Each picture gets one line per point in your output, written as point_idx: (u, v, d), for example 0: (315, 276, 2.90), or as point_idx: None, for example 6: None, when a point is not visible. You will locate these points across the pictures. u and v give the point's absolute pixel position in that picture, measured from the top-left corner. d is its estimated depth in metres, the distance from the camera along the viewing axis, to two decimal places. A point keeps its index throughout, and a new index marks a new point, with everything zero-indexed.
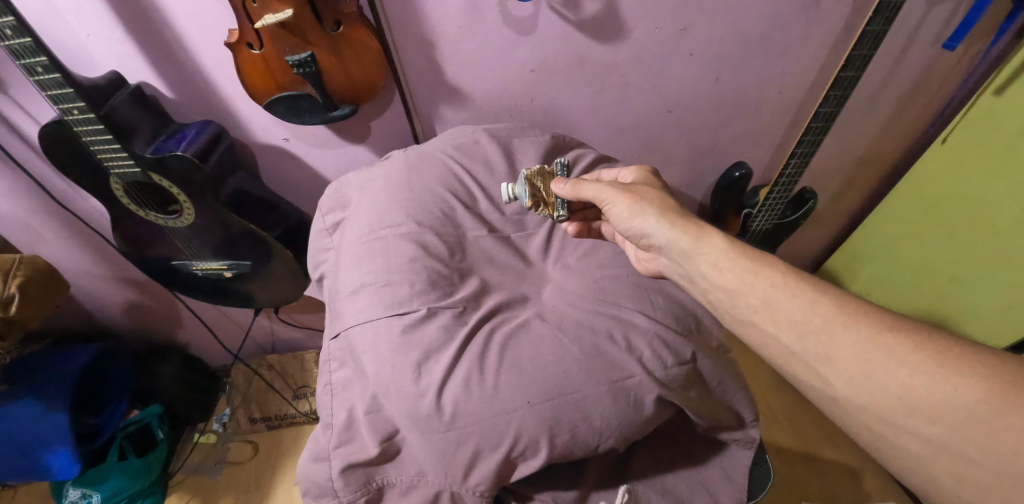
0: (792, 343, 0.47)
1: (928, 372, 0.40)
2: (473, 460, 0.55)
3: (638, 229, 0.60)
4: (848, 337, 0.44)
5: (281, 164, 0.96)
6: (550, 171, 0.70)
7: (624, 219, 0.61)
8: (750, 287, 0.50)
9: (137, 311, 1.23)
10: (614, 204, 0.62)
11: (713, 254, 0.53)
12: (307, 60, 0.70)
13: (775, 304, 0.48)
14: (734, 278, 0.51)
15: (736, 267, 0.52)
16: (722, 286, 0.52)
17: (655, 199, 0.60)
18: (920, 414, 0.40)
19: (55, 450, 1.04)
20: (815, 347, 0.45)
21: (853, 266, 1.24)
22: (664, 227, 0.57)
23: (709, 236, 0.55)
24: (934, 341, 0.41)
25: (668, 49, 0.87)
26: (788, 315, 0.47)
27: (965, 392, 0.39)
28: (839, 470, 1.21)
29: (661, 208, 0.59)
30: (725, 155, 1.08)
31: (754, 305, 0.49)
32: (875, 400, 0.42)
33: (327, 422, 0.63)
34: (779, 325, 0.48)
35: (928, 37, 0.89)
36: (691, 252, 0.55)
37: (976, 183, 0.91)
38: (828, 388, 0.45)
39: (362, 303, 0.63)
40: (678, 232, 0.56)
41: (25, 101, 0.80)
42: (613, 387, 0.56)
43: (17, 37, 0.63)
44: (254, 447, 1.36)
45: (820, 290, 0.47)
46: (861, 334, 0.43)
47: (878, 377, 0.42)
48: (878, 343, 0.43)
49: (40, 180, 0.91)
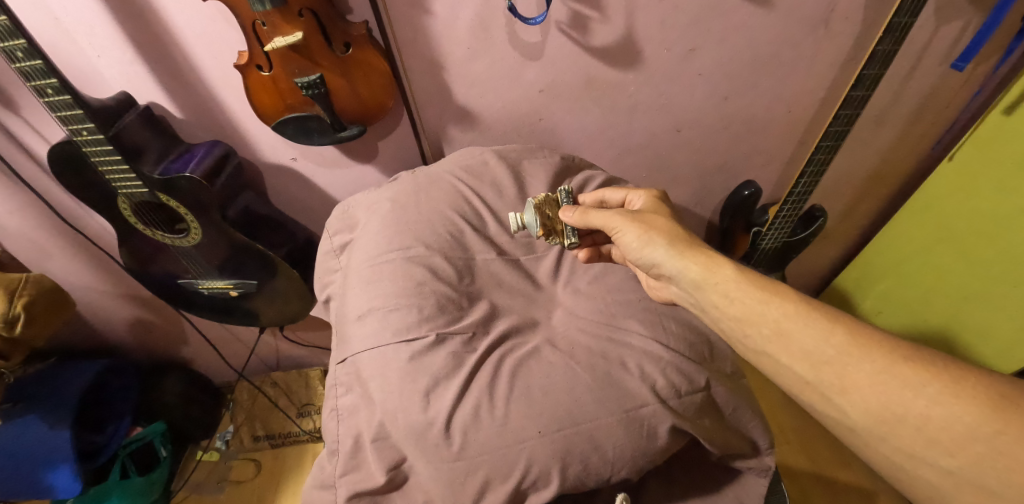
0: (806, 372, 0.46)
1: (945, 402, 0.39)
2: (482, 490, 0.54)
3: (647, 259, 0.59)
4: (862, 366, 0.43)
5: (288, 184, 0.96)
6: (552, 199, 0.68)
7: (634, 249, 0.60)
8: (762, 316, 0.49)
9: (143, 327, 1.22)
10: (623, 232, 0.61)
11: (723, 284, 0.52)
12: (316, 82, 0.69)
13: (787, 334, 0.47)
14: (744, 311, 0.50)
15: (746, 296, 0.50)
16: (732, 315, 0.51)
17: (665, 227, 0.59)
18: (939, 445, 0.39)
19: (57, 469, 1.02)
20: (828, 378, 0.44)
21: (863, 284, 1.22)
22: (673, 257, 0.56)
23: (719, 265, 0.54)
24: (951, 372, 0.40)
25: (676, 69, 0.87)
26: (802, 346, 0.46)
27: (983, 423, 0.38)
28: (853, 493, 1.18)
29: (670, 237, 0.58)
30: (732, 173, 1.08)
31: (766, 334, 0.48)
32: (891, 430, 0.41)
33: (333, 448, 0.62)
34: (792, 356, 0.47)
35: (938, 55, 0.89)
36: (702, 282, 0.54)
37: (989, 199, 0.91)
38: (844, 418, 0.44)
39: (372, 328, 0.62)
40: (688, 262, 0.55)
41: (35, 121, 0.80)
42: (626, 417, 0.55)
43: (28, 59, 0.63)
44: (257, 466, 1.34)
45: (835, 318, 0.46)
46: (876, 365, 0.42)
47: (894, 407, 0.41)
48: (894, 374, 0.41)
49: (48, 198, 0.91)
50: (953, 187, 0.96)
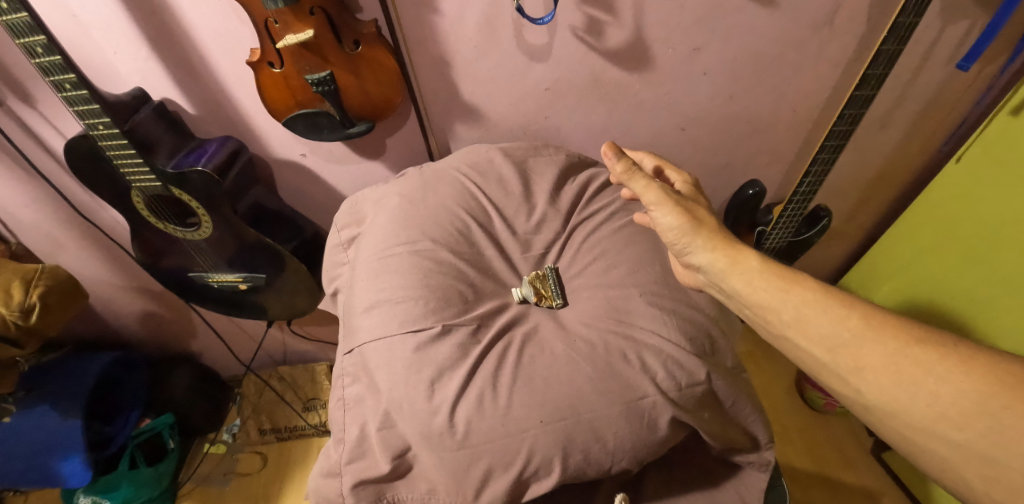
0: (822, 355, 0.47)
1: (954, 380, 0.41)
2: (485, 479, 0.55)
3: (677, 246, 0.59)
4: (876, 349, 0.45)
5: (298, 179, 0.97)
6: (542, 274, 0.69)
7: (666, 232, 0.60)
8: (782, 303, 0.50)
9: (153, 320, 1.25)
10: (660, 213, 0.59)
11: (749, 276, 0.53)
12: (326, 79, 0.72)
13: (806, 319, 0.49)
14: (766, 300, 0.51)
15: (770, 286, 0.51)
16: (755, 303, 0.52)
17: (704, 219, 0.58)
18: (949, 419, 0.40)
19: (68, 457, 1.05)
20: (844, 360, 0.46)
21: (869, 284, 1.23)
22: (703, 249, 0.56)
23: (746, 258, 0.54)
24: (961, 352, 0.42)
25: (681, 68, 0.88)
26: (820, 330, 0.48)
27: (990, 398, 0.39)
28: (855, 494, 1.20)
29: (706, 229, 0.57)
30: (736, 171, 1.08)
31: (786, 321, 0.50)
32: (904, 408, 0.42)
33: (339, 437, 0.64)
34: (811, 340, 0.48)
35: (944, 56, 0.89)
36: (727, 274, 0.55)
37: (990, 193, 0.92)
38: (860, 398, 0.45)
39: (377, 319, 0.64)
40: (716, 255, 0.55)
41: (53, 116, 0.82)
42: (627, 408, 0.56)
43: (47, 54, 0.65)
44: (263, 459, 1.36)
45: (851, 304, 0.48)
46: (889, 347, 0.44)
47: (905, 385, 0.42)
48: (906, 355, 0.43)
49: (64, 191, 0.93)
50: (956, 184, 0.98)
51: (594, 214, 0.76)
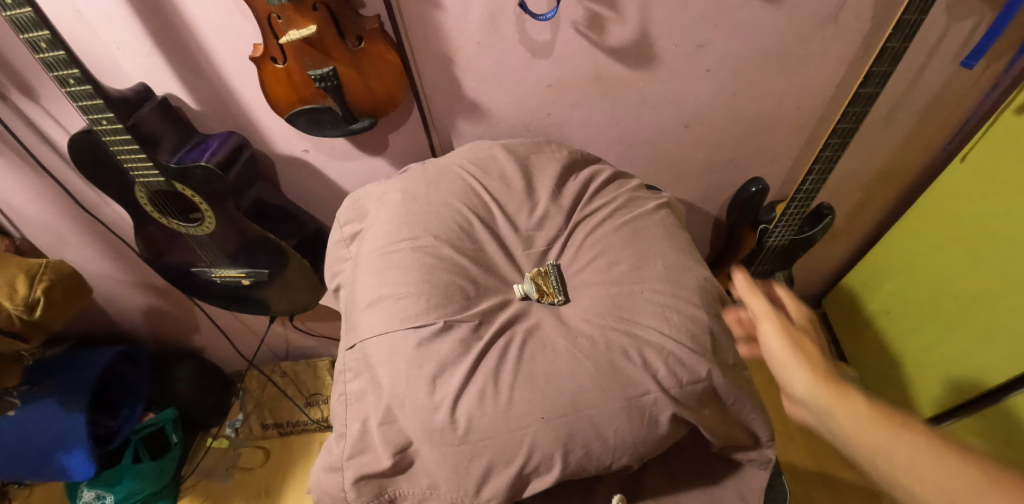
0: (879, 463, 0.46)
1: None
2: (486, 474, 0.55)
3: (779, 375, 0.56)
4: (938, 468, 0.42)
5: (300, 175, 0.97)
6: (544, 270, 0.69)
7: (771, 357, 0.57)
8: (848, 408, 0.49)
9: (156, 315, 1.25)
10: (767, 335, 0.58)
11: (832, 396, 0.50)
12: (328, 74, 0.71)
13: (865, 424, 0.47)
14: (834, 407, 0.49)
15: (843, 399, 0.49)
16: (831, 422, 0.49)
17: (810, 350, 0.55)
18: None
19: (72, 451, 1.05)
20: (897, 468, 0.44)
21: (875, 281, 1.25)
22: (804, 379, 0.53)
23: (850, 398, 0.49)
24: None
25: (684, 65, 0.88)
26: (883, 444, 0.46)
27: None
28: (857, 493, 1.19)
29: (812, 364, 0.53)
30: (739, 169, 1.08)
31: (845, 425, 0.48)
32: None
33: (341, 431, 0.64)
34: (870, 449, 0.46)
35: (949, 54, 0.88)
36: (824, 411, 0.50)
37: (993, 193, 0.92)
38: None
39: (380, 315, 0.64)
40: (819, 391, 0.51)
41: (57, 111, 0.82)
42: (628, 404, 0.56)
43: (52, 50, 0.65)
44: (265, 453, 1.37)
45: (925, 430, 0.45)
46: (956, 472, 0.41)
47: None
48: (976, 487, 0.40)
49: (68, 187, 0.93)
50: (961, 184, 0.98)
51: (596, 211, 0.75)
